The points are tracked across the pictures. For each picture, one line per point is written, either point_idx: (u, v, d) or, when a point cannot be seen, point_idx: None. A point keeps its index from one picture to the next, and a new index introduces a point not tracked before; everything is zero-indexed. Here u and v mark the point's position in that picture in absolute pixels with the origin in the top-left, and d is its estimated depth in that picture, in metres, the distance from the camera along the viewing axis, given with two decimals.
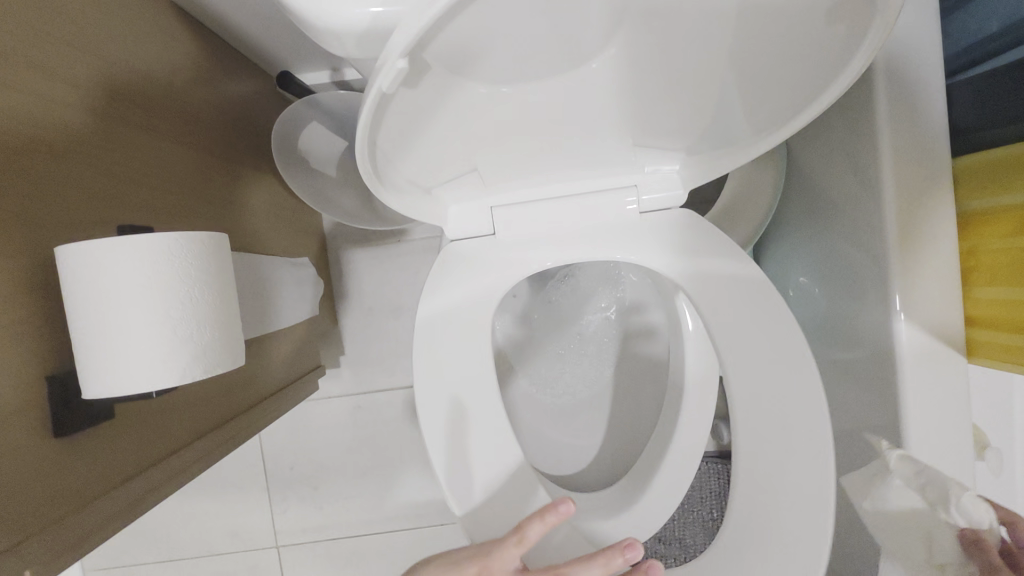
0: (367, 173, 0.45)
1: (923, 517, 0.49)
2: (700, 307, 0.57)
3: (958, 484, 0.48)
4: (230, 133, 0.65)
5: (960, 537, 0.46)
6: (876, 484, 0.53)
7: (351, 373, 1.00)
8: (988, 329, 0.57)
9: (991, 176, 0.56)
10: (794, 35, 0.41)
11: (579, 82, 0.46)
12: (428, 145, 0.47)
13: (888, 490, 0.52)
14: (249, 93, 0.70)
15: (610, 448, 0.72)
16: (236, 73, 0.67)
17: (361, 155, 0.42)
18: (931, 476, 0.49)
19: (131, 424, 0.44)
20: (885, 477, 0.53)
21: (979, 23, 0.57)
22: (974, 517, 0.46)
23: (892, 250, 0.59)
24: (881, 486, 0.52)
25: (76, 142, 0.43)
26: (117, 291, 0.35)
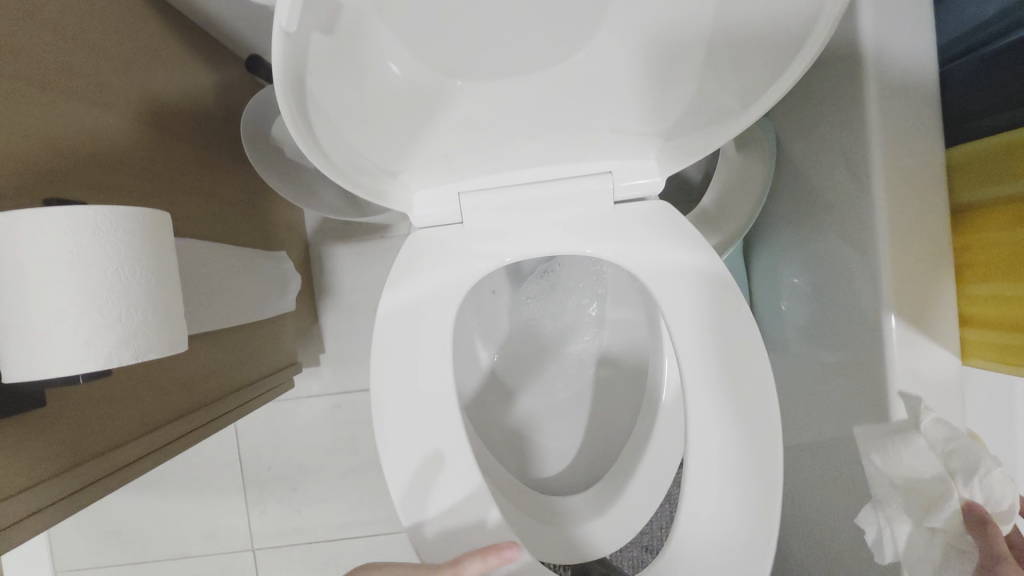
0: (311, 147, 0.43)
1: (934, 480, 0.45)
2: (675, 303, 0.55)
3: (992, 459, 0.44)
4: (198, 119, 0.64)
5: (973, 513, 0.43)
6: (895, 441, 0.47)
7: (331, 371, 0.97)
8: (984, 329, 0.54)
9: (985, 167, 0.53)
10: (771, 7, 0.38)
11: (546, 59, 0.43)
12: (388, 124, 0.45)
13: (907, 450, 0.46)
14: (217, 78, 0.68)
15: (588, 450, 0.69)
16: (203, 57, 0.65)
17: (295, 125, 0.40)
18: (967, 447, 0.44)
19: (65, 415, 0.43)
20: (907, 436, 0.47)
21: (973, 8, 0.54)
22: (995, 495, 0.43)
23: (882, 245, 0.57)
24: (899, 444, 0.47)
25: (16, 113, 0.41)
26: (38, 267, 0.33)
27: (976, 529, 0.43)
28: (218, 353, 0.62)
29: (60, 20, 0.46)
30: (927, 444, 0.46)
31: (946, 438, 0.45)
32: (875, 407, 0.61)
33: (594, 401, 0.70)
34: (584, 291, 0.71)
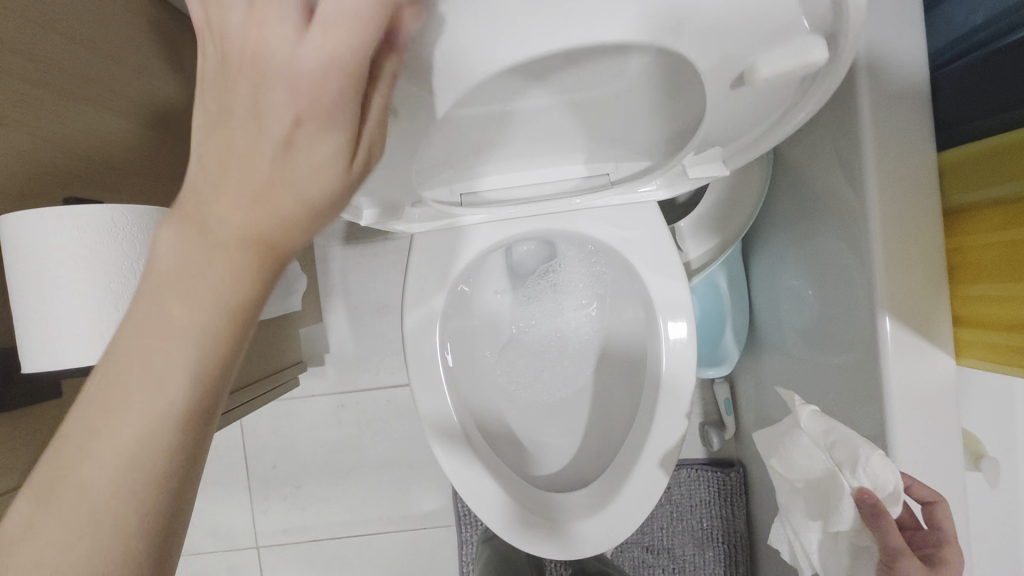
0: None
1: (823, 473, 0.47)
2: None
3: (868, 443, 0.46)
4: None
5: (860, 501, 0.45)
6: (784, 441, 0.50)
7: (335, 371, 0.99)
8: (977, 329, 0.55)
9: (975, 169, 0.54)
10: None
11: None
12: None
13: (794, 447, 0.49)
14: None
15: (589, 449, 0.70)
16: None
17: None
18: (841, 434, 0.47)
19: (79, 406, 0.44)
20: (793, 434, 0.50)
21: (962, 14, 0.55)
22: (879, 480, 0.45)
23: (876, 246, 0.58)
24: (788, 443, 0.50)
25: (33, 117, 0.43)
26: (56, 262, 0.35)
27: (871, 520, 0.44)
28: None
29: (75, 28, 0.48)
30: (810, 441, 0.48)
31: (825, 431, 0.48)
32: (870, 406, 0.61)
33: (594, 401, 0.71)
34: (584, 292, 0.73)
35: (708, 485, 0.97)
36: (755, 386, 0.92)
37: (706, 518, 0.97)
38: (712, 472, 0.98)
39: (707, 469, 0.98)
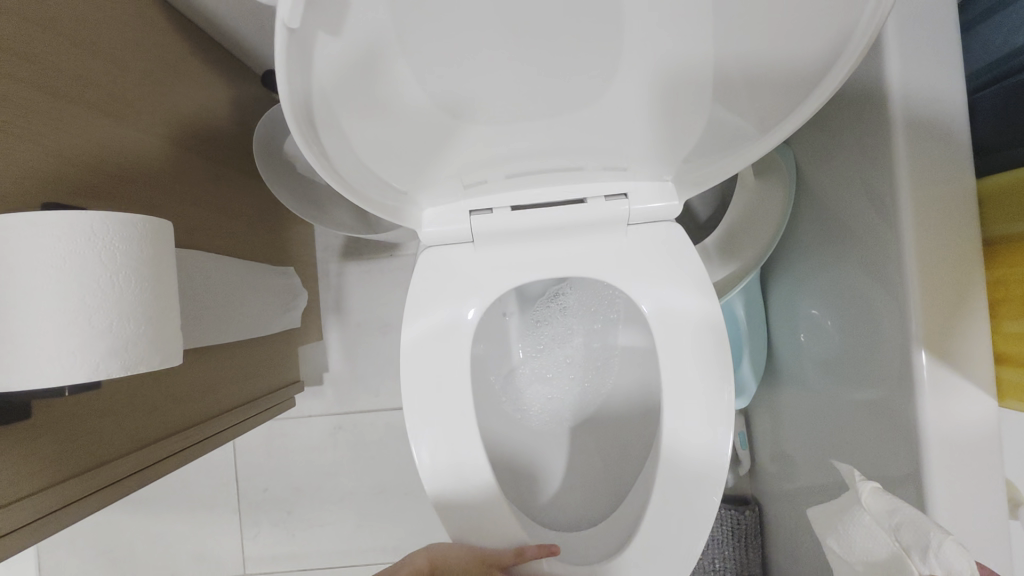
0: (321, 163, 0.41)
1: (888, 557, 0.43)
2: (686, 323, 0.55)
3: (936, 528, 0.41)
4: (209, 132, 0.63)
5: None
6: (846, 518, 0.48)
7: (333, 391, 0.95)
8: (1020, 369, 0.51)
9: (1017, 198, 0.51)
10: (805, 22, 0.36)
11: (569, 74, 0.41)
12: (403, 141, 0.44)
13: (856, 529, 0.47)
14: (230, 93, 0.68)
15: (596, 484, 0.65)
16: (217, 71, 0.65)
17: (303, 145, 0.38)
18: (904, 515, 0.43)
19: (50, 428, 0.41)
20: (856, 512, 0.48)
21: (1003, 37, 0.52)
22: (952, 568, 0.39)
23: (911, 277, 0.54)
24: (852, 522, 0.48)
25: (23, 118, 0.40)
26: (27, 270, 0.32)
27: None
28: (216, 370, 0.60)
29: (75, 30, 0.45)
30: (874, 519, 0.46)
31: (890, 511, 0.44)
32: (903, 448, 0.57)
33: (603, 433, 0.67)
34: (598, 315, 0.69)
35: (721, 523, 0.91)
36: (772, 420, 0.87)
37: (719, 560, 0.90)
38: (725, 509, 0.92)
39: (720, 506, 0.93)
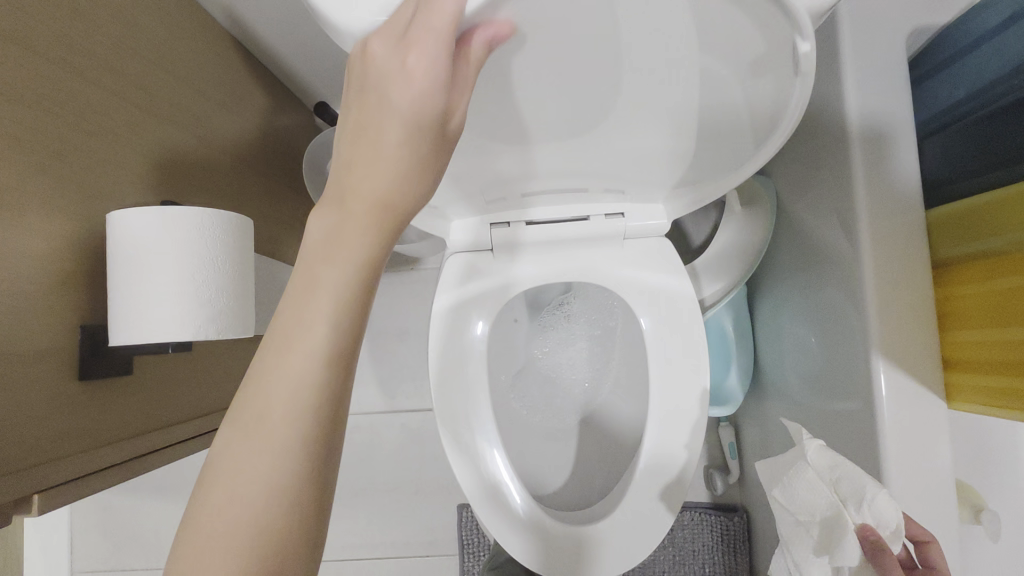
0: None
1: (829, 511, 0.48)
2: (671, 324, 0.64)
3: (874, 484, 0.48)
4: (267, 152, 0.73)
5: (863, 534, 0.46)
6: (789, 473, 0.52)
7: (354, 392, 1.03)
8: (967, 372, 0.59)
9: (962, 225, 0.59)
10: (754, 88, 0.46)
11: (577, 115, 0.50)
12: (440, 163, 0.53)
13: (799, 480, 0.50)
14: (282, 122, 0.78)
15: (593, 474, 0.72)
16: (274, 102, 0.76)
17: None
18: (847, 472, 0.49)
19: (143, 385, 0.49)
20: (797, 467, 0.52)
21: (949, 91, 0.62)
22: (884, 517, 0.46)
23: (872, 293, 0.62)
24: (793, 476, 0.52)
25: (138, 137, 0.50)
26: (154, 251, 0.41)
27: (873, 554, 0.46)
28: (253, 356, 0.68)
29: (178, 67, 0.56)
30: (815, 474, 0.50)
31: (830, 468, 0.50)
32: (868, 447, 0.64)
33: (600, 429, 0.75)
34: (597, 323, 0.77)
35: (711, 528, 0.98)
36: (757, 430, 0.94)
37: (708, 563, 0.97)
38: (715, 516, 0.98)
39: (710, 513, 0.99)
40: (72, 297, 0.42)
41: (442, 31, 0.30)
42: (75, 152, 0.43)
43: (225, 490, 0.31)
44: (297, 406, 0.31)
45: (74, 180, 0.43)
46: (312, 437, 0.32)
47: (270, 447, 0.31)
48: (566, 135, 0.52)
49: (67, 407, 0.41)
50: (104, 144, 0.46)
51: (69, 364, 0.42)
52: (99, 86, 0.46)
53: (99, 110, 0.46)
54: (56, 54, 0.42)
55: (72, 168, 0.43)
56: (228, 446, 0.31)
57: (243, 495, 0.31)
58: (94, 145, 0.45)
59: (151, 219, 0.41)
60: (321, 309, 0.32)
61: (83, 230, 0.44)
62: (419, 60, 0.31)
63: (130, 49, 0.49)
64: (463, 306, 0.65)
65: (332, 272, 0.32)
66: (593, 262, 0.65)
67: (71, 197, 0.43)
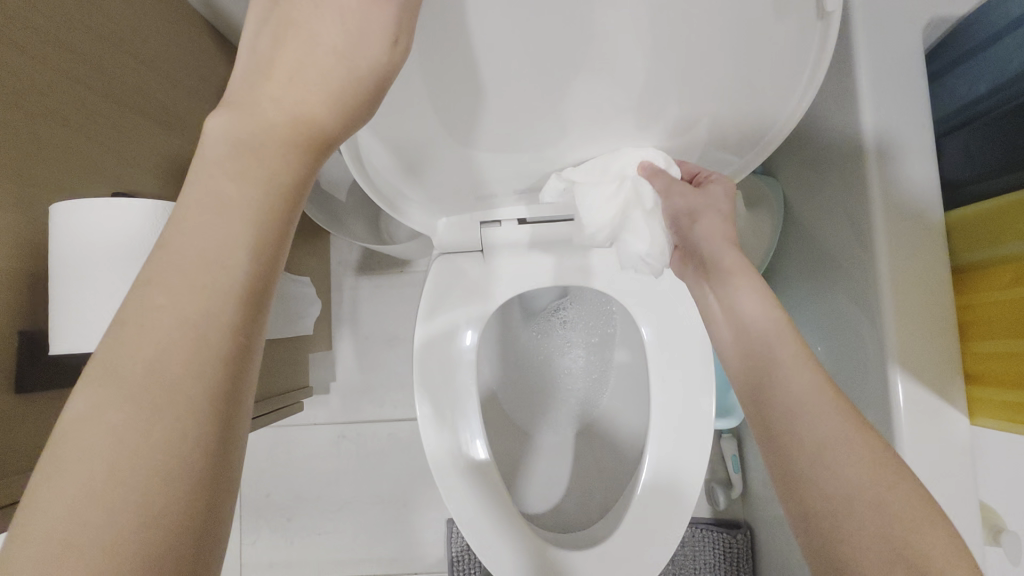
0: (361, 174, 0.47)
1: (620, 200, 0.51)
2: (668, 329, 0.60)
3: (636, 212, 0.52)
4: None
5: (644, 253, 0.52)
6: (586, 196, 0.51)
7: (339, 400, 0.99)
8: (989, 386, 0.55)
9: (984, 228, 0.55)
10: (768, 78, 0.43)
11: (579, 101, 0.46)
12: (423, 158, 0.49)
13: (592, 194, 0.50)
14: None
15: (589, 491, 0.68)
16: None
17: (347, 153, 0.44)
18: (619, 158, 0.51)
19: None
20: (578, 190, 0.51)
21: (968, 85, 0.58)
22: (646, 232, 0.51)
23: (887, 301, 0.58)
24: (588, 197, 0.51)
25: (92, 123, 0.46)
26: (100, 249, 0.37)
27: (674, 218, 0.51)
28: None
29: (142, 48, 0.52)
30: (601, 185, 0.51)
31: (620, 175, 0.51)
32: None
33: (598, 442, 0.70)
34: (595, 329, 0.73)
35: (712, 547, 0.94)
36: None
37: None
38: (717, 532, 0.94)
39: (712, 530, 0.94)
40: (12, 298, 0.38)
41: (314, 42, 0.28)
42: (13, 138, 0.39)
43: (76, 479, 0.22)
44: (197, 354, 0.24)
45: (13, 169, 0.39)
46: (212, 376, 0.24)
47: (154, 384, 0.23)
48: (561, 129, 0.48)
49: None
50: (49, 129, 0.42)
51: (4, 373, 0.37)
52: (44, 65, 0.42)
53: (47, 90, 0.42)
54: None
55: (8, 155, 0.39)
56: (75, 425, 0.22)
57: (117, 478, 0.22)
58: (36, 129, 0.41)
59: (104, 212, 0.37)
60: (232, 227, 0.25)
61: (23, 225, 0.40)
62: (359, 51, 0.28)
63: (84, 27, 0.45)
64: (452, 311, 0.61)
65: (245, 185, 0.26)
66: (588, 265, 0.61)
67: (10, 184, 0.39)
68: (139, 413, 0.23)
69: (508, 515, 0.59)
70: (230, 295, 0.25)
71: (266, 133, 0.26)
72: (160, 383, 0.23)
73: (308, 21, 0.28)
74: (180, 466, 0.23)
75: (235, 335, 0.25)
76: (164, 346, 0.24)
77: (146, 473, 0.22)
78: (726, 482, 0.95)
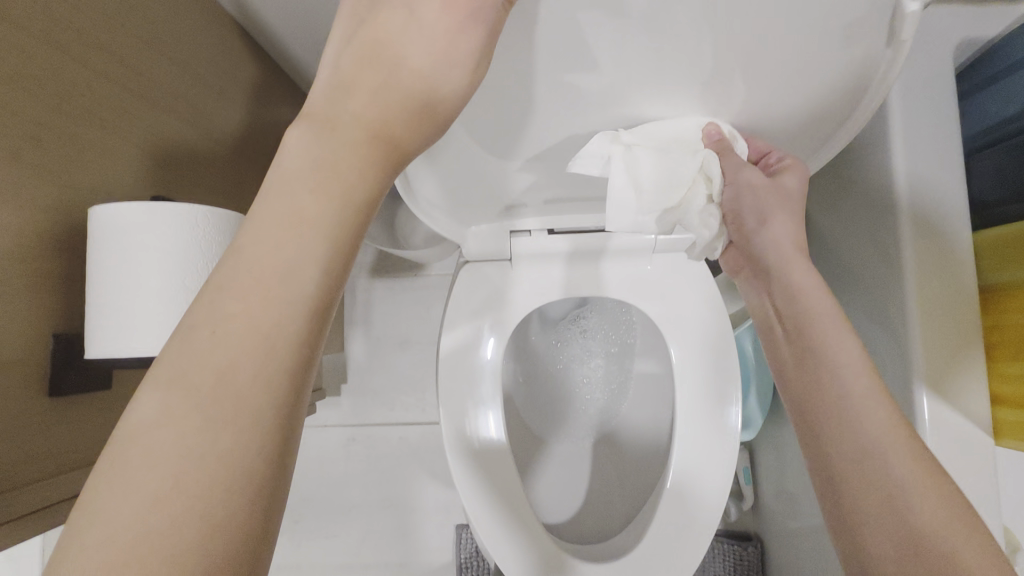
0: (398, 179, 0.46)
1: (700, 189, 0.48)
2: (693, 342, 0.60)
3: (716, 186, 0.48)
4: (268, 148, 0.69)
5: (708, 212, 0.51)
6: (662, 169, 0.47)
7: (350, 403, 0.98)
8: (1015, 409, 0.55)
9: (1014, 250, 0.55)
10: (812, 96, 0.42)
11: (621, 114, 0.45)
12: None
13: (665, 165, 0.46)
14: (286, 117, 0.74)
15: (607, 502, 0.67)
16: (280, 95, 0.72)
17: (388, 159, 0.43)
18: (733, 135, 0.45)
19: (120, 399, 0.44)
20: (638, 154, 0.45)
21: (999, 106, 0.58)
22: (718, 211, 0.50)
23: (913, 319, 0.58)
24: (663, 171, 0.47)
25: (126, 124, 0.45)
26: (138, 254, 0.36)
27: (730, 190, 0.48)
28: None
29: (174, 49, 0.51)
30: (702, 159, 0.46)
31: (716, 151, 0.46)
32: None
33: (616, 452, 0.70)
34: (614, 339, 0.73)
35: (722, 558, 0.93)
36: (774, 455, 0.90)
37: None
38: (727, 544, 0.94)
39: (722, 540, 0.95)
40: (46, 299, 0.38)
41: (394, 68, 0.28)
42: (53, 139, 0.39)
43: (144, 480, 0.22)
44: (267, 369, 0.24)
45: (52, 170, 0.39)
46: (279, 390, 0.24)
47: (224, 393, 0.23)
48: None
49: (32, 426, 0.36)
50: (87, 131, 0.42)
51: (38, 376, 0.37)
52: (83, 64, 0.41)
53: (82, 90, 0.41)
54: (36, 26, 0.38)
55: (48, 156, 0.38)
56: (149, 428, 0.23)
57: (186, 484, 0.22)
58: (75, 131, 0.40)
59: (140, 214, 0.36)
60: (305, 243, 0.25)
61: (61, 227, 0.39)
62: (438, 78, 0.28)
63: (120, 26, 0.45)
64: (477, 317, 0.61)
65: (322, 202, 0.26)
66: (615, 276, 0.61)
67: (46, 186, 0.38)
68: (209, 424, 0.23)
69: (528, 525, 0.58)
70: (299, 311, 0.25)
71: (349, 159, 0.27)
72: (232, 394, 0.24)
73: (394, 43, 0.28)
74: (246, 479, 0.23)
75: (302, 348, 0.25)
76: (235, 355, 0.24)
77: (210, 483, 0.23)
78: (737, 494, 0.94)
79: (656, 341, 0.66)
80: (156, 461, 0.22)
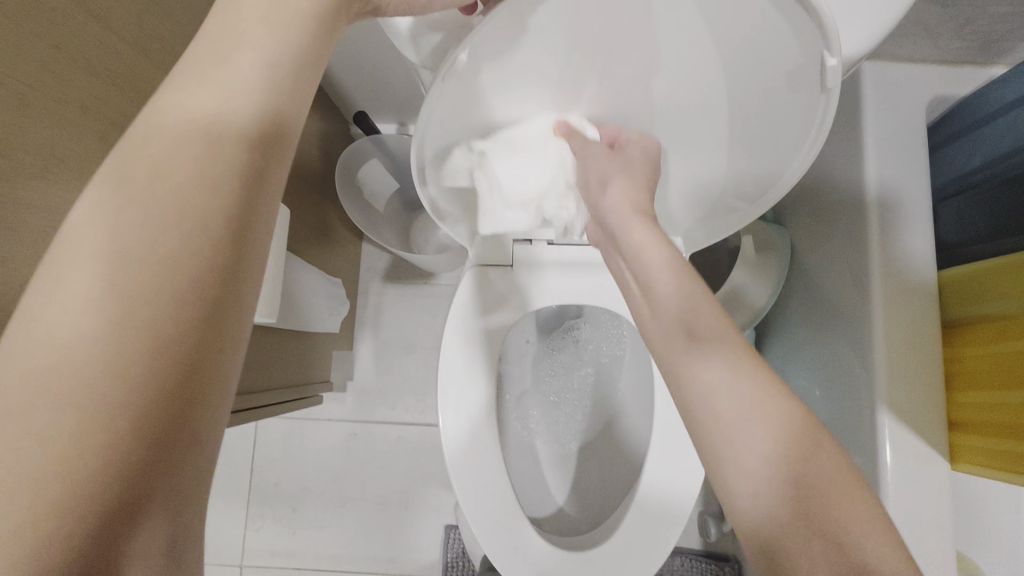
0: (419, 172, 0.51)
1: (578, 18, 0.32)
2: None
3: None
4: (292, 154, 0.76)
5: None
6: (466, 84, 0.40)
7: (354, 399, 1.03)
8: (970, 433, 0.59)
9: (972, 286, 0.60)
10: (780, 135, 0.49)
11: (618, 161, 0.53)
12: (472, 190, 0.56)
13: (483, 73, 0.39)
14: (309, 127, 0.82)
15: (589, 503, 0.71)
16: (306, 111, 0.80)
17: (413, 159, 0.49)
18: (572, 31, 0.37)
19: None
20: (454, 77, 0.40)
21: (964, 158, 0.64)
22: None
23: (879, 347, 0.63)
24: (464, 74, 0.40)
25: None
26: None
27: None
28: (264, 351, 0.69)
29: None
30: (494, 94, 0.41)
31: None
32: None
33: (599, 456, 0.74)
34: (605, 351, 0.78)
35: None
36: None
37: None
38: (707, 564, 0.97)
39: (702, 561, 0.97)
40: None
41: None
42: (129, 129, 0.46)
43: (82, 284, 0.26)
44: (210, 211, 0.29)
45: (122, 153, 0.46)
46: (216, 211, 0.29)
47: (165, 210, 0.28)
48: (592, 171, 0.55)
49: None
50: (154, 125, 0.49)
51: None
52: (161, 69, 0.49)
53: (152, 86, 0.48)
54: (129, 34, 0.45)
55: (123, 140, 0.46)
56: (87, 238, 0.27)
57: (120, 287, 0.26)
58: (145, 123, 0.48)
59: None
60: (241, 86, 0.30)
61: None
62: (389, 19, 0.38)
63: (190, 38, 0.53)
64: (480, 321, 0.66)
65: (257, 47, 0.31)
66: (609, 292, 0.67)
67: (113, 160, 0.45)
68: (149, 227, 0.27)
69: (510, 513, 0.63)
70: (240, 136, 0.30)
71: (276, 22, 0.32)
72: (171, 200, 0.28)
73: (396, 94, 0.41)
74: (183, 288, 0.27)
75: (240, 172, 0.30)
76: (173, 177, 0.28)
77: (148, 290, 0.27)
78: (720, 516, 0.97)
79: (641, 353, 0.71)
80: (96, 259, 0.26)
